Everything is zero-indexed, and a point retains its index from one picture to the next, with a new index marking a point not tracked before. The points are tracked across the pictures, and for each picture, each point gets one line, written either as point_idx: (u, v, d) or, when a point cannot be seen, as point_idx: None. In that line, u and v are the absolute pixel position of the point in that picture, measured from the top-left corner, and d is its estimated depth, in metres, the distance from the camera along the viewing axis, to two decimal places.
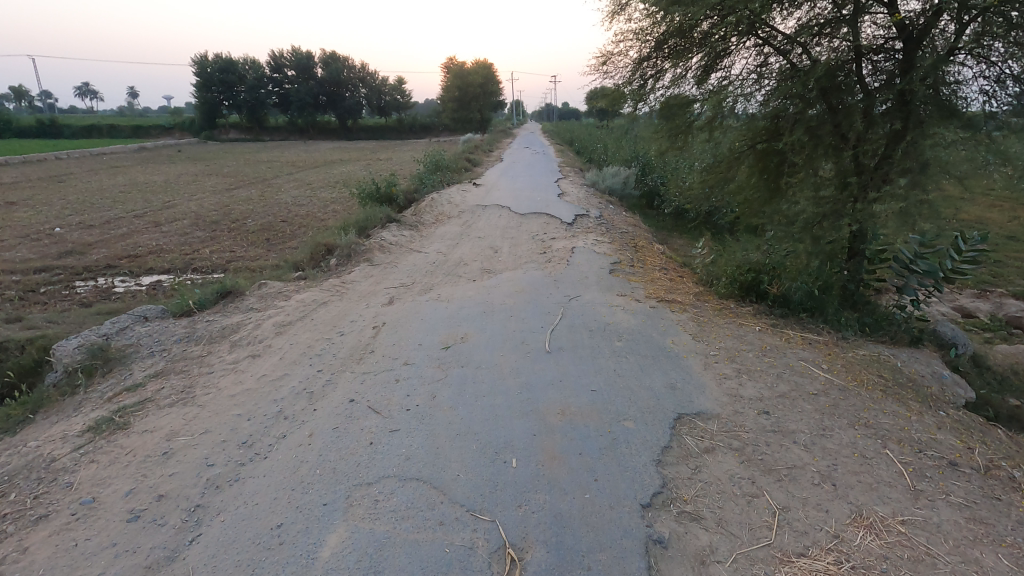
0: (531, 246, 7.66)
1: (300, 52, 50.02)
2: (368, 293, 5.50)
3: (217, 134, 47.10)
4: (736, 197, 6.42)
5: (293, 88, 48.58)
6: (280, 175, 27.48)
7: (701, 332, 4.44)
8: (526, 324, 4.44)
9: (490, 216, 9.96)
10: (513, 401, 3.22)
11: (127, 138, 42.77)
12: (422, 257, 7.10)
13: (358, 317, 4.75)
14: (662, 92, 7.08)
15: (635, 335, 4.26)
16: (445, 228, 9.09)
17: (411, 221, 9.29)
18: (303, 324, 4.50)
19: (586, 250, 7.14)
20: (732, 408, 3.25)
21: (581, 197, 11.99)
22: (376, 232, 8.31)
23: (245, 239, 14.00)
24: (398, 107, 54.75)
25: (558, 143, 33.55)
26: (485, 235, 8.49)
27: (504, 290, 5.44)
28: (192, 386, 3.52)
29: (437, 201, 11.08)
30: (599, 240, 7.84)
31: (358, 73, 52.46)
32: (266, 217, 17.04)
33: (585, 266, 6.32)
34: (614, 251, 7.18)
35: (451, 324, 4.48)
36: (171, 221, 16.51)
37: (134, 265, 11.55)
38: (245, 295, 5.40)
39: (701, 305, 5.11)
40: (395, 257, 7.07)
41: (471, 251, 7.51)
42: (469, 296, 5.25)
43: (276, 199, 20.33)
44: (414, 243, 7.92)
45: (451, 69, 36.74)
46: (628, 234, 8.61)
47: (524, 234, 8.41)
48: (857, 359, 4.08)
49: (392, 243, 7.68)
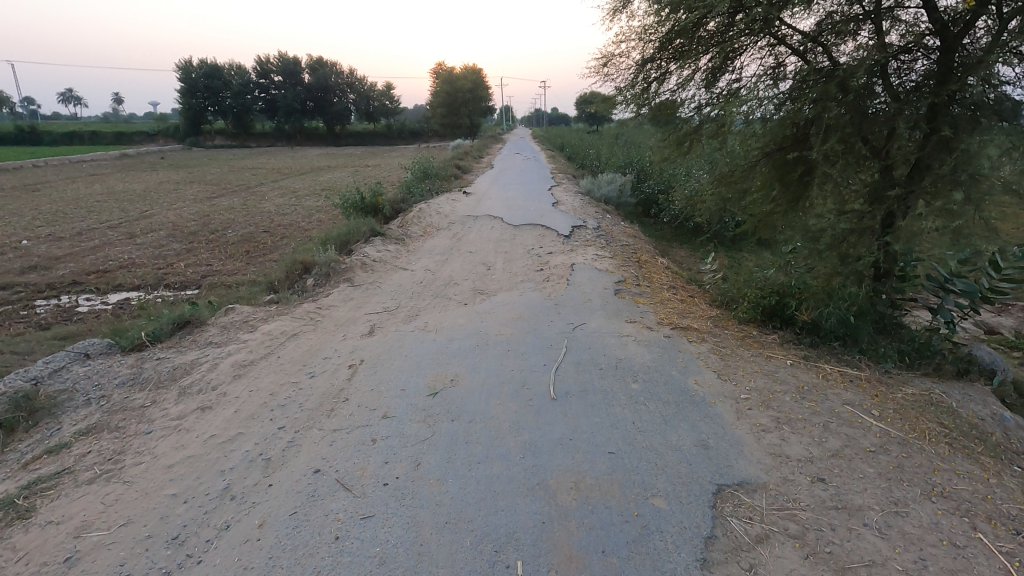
0: (526, 262, 7.09)
1: (287, 57, 49.30)
2: (346, 320, 4.91)
3: (202, 140, 46.21)
4: (751, 210, 5.89)
5: (279, 94, 47.82)
6: (264, 182, 26.79)
7: (727, 368, 3.87)
8: (526, 361, 3.85)
9: (482, 227, 9.39)
10: (515, 470, 2.64)
11: (110, 145, 41.77)
12: (408, 276, 6.50)
13: (332, 352, 4.15)
14: (667, 96, 6.55)
15: (652, 374, 3.69)
16: (434, 242, 8.51)
17: (397, 234, 8.70)
18: (267, 363, 3.89)
19: (586, 266, 6.59)
20: (780, 474, 2.68)
21: (576, 206, 11.46)
22: (359, 247, 7.71)
23: (224, 252, 13.31)
24: (388, 113, 54.54)
25: (550, 149, 33.05)
26: (477, 250, 7.92)
27: (500, 316, 4.85)
28: (122, 451, 2.90)
29: (426, 211, 10.50)
30: (599, 254, 7.29)
31: (346, 78, 51.83)
32: (248, 227, 16.35)
33: (586, 286, 5.75)
34: (617, 268, 6.63)
35: (440, 362, 3.89)
36: (148, 232, 15.81)
37: (102, 282, 10.84)
38: (206, 325, 4.78)
39: (721, 334, 4.55)
40: (378, 276, 6.48)
41: (462, 268, 6.93)
42: (460, 325, 4.65)
43: (259, 208, 19.64)
44: (399, 259, 7.33)
45: (440, 75, 36.26)
46: (628, 247, 8.07)
47: (518, 249, 7.84)
48: (908, 400, 3.53)
49: (376, 260, 7.08)
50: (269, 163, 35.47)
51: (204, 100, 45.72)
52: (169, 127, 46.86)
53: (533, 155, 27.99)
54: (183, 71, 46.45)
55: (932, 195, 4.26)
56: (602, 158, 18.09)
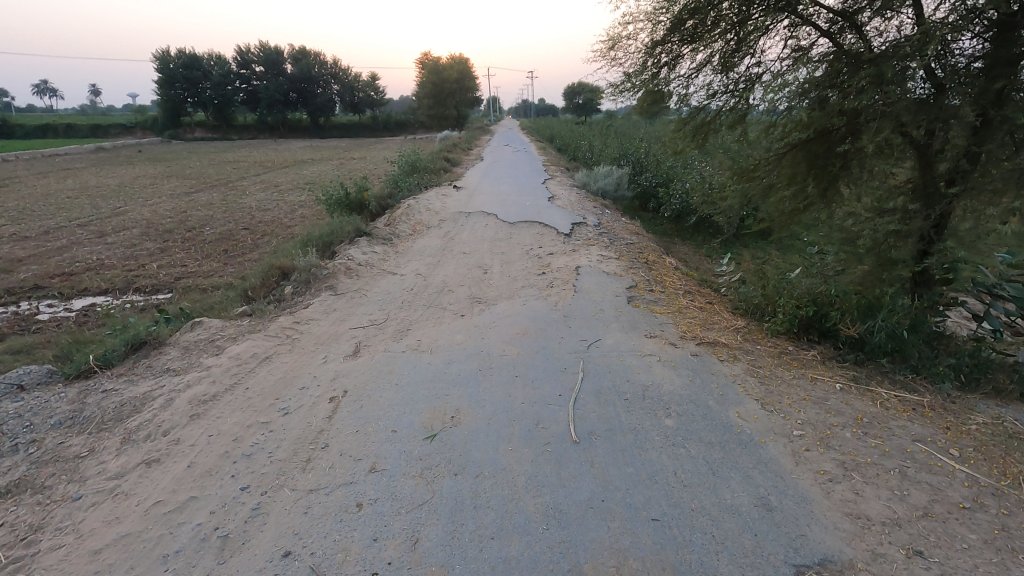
0: (525, 265, 6.52)
1: (269, 47, 47.93)
2: (328, 338, 4.31)
3: (181, 133, 44.83)
4: (773, 207, 5.37)
5: (261, 85, 46.50)
6: (245, 176, 25.88)
7: (770, 395, 3.35)
8: (539, 390, 3.30)
9: (476, 225, 8.80)
10: (539, 550, 2.09)
11: (85, 139, 40.32)
12: (397, 282, 5.91)
13: (310, 380, 3.56)
14: (678, 83, 6.01)
15: (687, 405, 3.16)
16: (424, 242, 7.92)
17: (384, 233, 8.10)
18: (232, 397, 3.28)
19: (593, 269, 6.05)
20: (865, 546, 2.16)
21: (574, 201, 10.90)
22: (344, 249, 7.09)
23: (200, 252, 12.58)
24: (373, 104, 53.62)
25: (539, 141, 32.38)
26: (471, 250, 7.33)
27: (503, 331, 4.29)
28: (40, 527, 2.31)
29: (415, 207, 9.87)
30: (604, 255, 6.75)
31: (329, 68, 50.58)
32: (227, 224, 15.57)
33: (596, 293, 5.20)
34: (625, 271, 6.11)
35: (437, 393, 3.32)
36: (120, 230, 14.98)
37: (67, 286, 10.08)
38: (165, 347, 4.15)
39: (754, 350, 4.03)
40: (365, 282, 5.88)
41: (456, 272, 6.36)
42: (458, 342, 4.08)
43: (239, 204, 18.83)
44: (387, 262, 6.74)
45: (426, 64, 35.32)
46: (633, 246, 7.56)
47: (516, 249, 7.27)
48: (985, 433, 3.03)
49: (362, 263, 6.48)
50: (251, 156, 34.46)
51: (183, 91, 44.26)
52: (148, 120, 45.42)
53: (523, 146, 27.30)
54: (160, 62, 44.87)
55: (992, 193, 3.76)
56: (595, 150, 17.52)
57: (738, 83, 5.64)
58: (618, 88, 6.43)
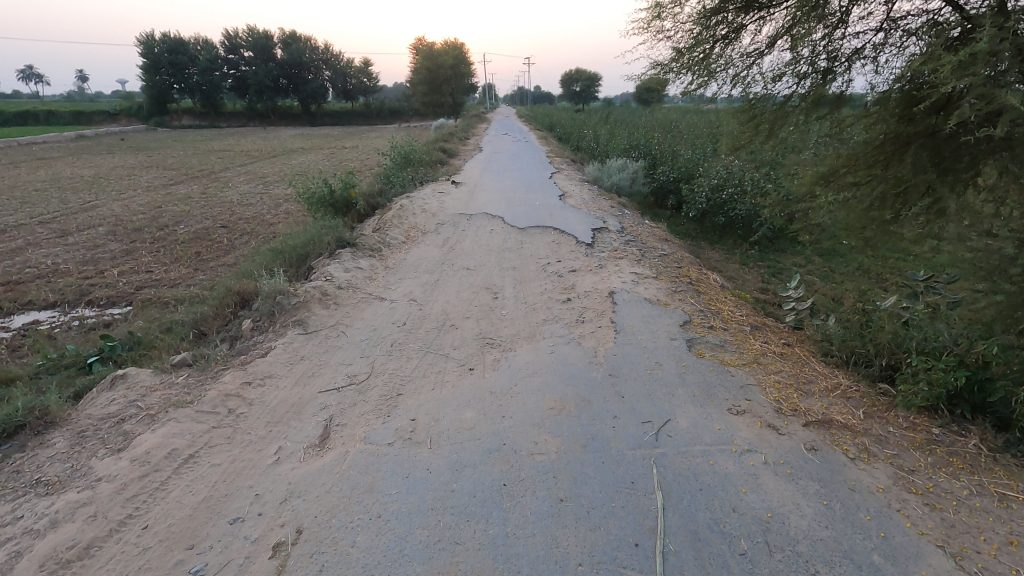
0: (543, 287, 5.33)
1: (256, 31, 45.98)
2: (286, 414, 3.11)
3: (166, 120, 43.08)
4: (869, 218, 4.18)
5: (249, 71, 44.62)
6: (229, 166, 24.40)
7: (956, 535, 2.17)
8: (602, 534, 2.12)
9: (479, 230, 7.58)
10: None
11: (65, 126, 38.53)
12: (386, 313, 4.69)
13: (247, 504, 2.34)
14: (739, 62, 4.74)
15: (842, 568, 1.99)
16: (419, 252, 6.71)
17: (373, 241, 6.87)
18: (115, 555, 2.08)
19: (631, 294, 4.84)
20: None
21: (587, 199, 9.68)
22: (322, 266, 5.85)
23: (169, 254, 11.29)
24: (365, 91, 51.83)
25: (539, 129, 31.05)
26: (476, 265, 6.12)
27: (529, 402, 3.08)
28: None
29: (408, 208, 8.62)
30: (638, 273, 5.58)
31: (320, 53, 48.72)
32: (203, 222, 14.24)
33: (644, 334, 3.98)
34: (672, 296, 4.92)
35: (442, 539, 2.10)
36: (85, 228, 13.65)
37: (9, 297, 8.79)
38: (51, 435, 2.94)
39: (886, 435, 2.86)
40: (346, 313, 4.68)
41: (459, 296, 5.16)
42: (468, 425, 2.87)
43: (220, 197, 17.49)
44: (374, 283, 5.54)
45: (421, 49, 33.63)
46: (668, 258, 6.39)
47: (529, 263, 6.07)
48: None
49: (343, 285, 5.28)
50: (237, 145, 32.90)
51: (169, 77, 42.37)
52: (132, 106, 43.59)
53: (522, 137, 25.94)
54: (145, 46, 42.90)
55: None
56: (602, 141, 16.24)
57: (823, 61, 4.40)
58: (659, 69, 5.16)
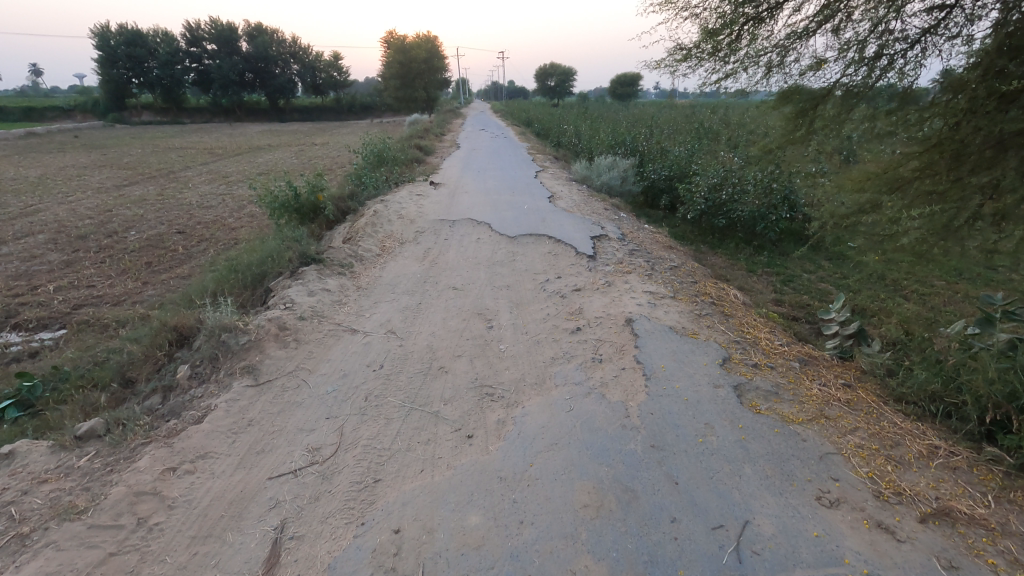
0: (544, 312, 4.56)
1: (219, 23, 43.96)
2: (219, 522, 2.27)
3: (124, 116, 40.89)
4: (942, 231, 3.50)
5: (212, 64, 42.65)
6: (189, 165, 22.93)
7: None
8: None
9: (464, 239, 6.78)
10: None
11: (13, 121, 36.17)
12: (359, 352, 3.87)
13: None
14: (779, 47, 4.04)
15: None
16: (397, 267, 5.88)
17: (343, 254, 6.01)
18: None
19: (654, 322, 4.10)
20: None
21: (579, 201, 8.93)
22: (282, 288, 4.97)
23: (116, 265, 10.16)
24: (335, 85, 50.11)
25: (517, 125, 30.23)
26: (463, 283, 5.32)
27: (554, 496, 2.30)
28: None
29: (383, 214, 7.73)
30: (652, 291, 4.86)
31: (287, 46, 46.90)
32: (157, 227, 13.05)
33: (682, 381, 3.23)
34: (699, 323, 4.19)
35: None
36: (23, 236, 12.33)
37: None
38: None
39: None
40: (310, 353, 3.83)
41: (447, 324, 4.37)
42: (476, 541, 2.07)
43: (178, 199, 16.24)
44: (345, 308, 4.70)
45: (391, 43, 32.41)
46: (679, 270, 5.70)
47: (525, 281, 5.29)
48: None
49: (306, 313, 4.42)
50: (201, 142, 31.26)
51: (126, 70, 40.11)
52: (87, 102, 41.28)
53: (500, 133, 25.09)
54: (100, 38, 40.55)
55: None
56: (586, 136, 15.50)
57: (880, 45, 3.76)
58: (682, 55, 4.42)
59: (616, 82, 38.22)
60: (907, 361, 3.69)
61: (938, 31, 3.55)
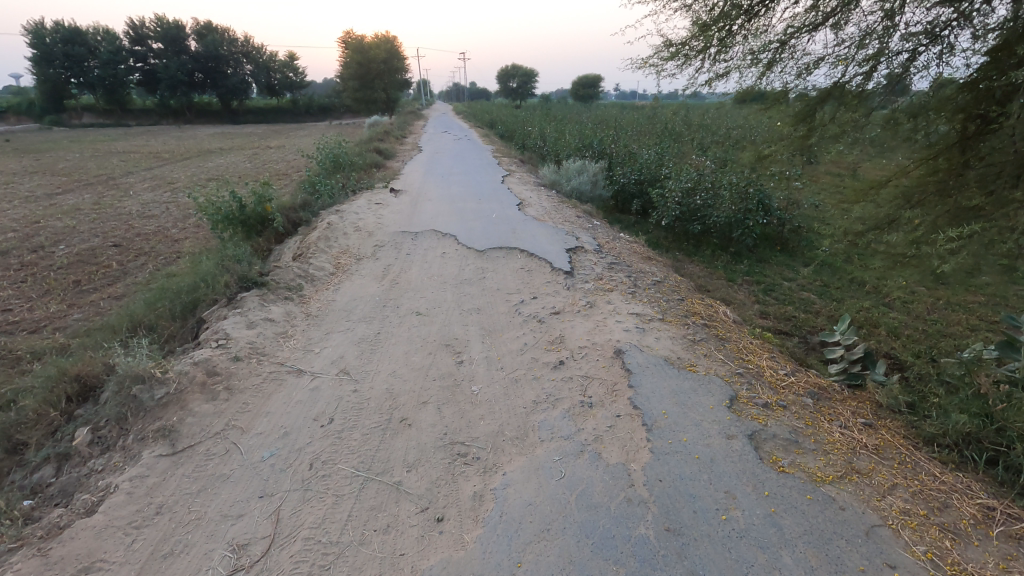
0: (521, 340, 4.04)
1: (166, 21, 41.81)
2: None
3: (62, 118, 38.45)
4: None
5: (158, 64, 40.52)
6: (131, 171, 21.46)
7: None
8: None
9: (428, 253, 6.20)
10: None
11: None
12: (304, 401, 3.26)
13: None
14: (778, 42, 3.66)
15: None
16: (353, 288, 5.25)
17: (291, 275, 5.35)
18: None
19: (647, 353, 3.61)
20: None
21: (549, 208, 8.45)
22: (217, 319, 4.30)
23: (40, 285, 9.13)
24: (291, 86, 48.38)
25: (481, 126, 29.61)
26: (428, 307, 4.74)
27: None
28: None
29: (338, 226, 7.06)
30: (640, 313, 4.39)
31: (240, 46, 45.01)
32: (91, 240, 11.94)
33: (689, 432, 2.75)
34: (695, 352, 3.74)
35: None
36: None
37: None
38: None
39: None
40: (244, 405, 3.20)
41: (409, 360, 3.79)
42: None
43: (117, 208, 15.02)
44: (290, 343, 4.06)
45: (348, 43, 31.28)
46: (663, 286, 5.26)
47: (497, 303, 4.75)
48: None
49: (242, 351, 3.76)
50: (147, 146, 29.50)
51: (63, 70, 37.63)
52: (20, 103, 38.60)
53: (465, 135, 24.44)
54: (34, 35, 37.98)
55: None
56: (551, 138, 15.05)
57: (899, 35, 3.40)
58: (670, 52, 3.98)
59: (578, 84, 38.13)
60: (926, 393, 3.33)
61: (969, 16, 3.20)
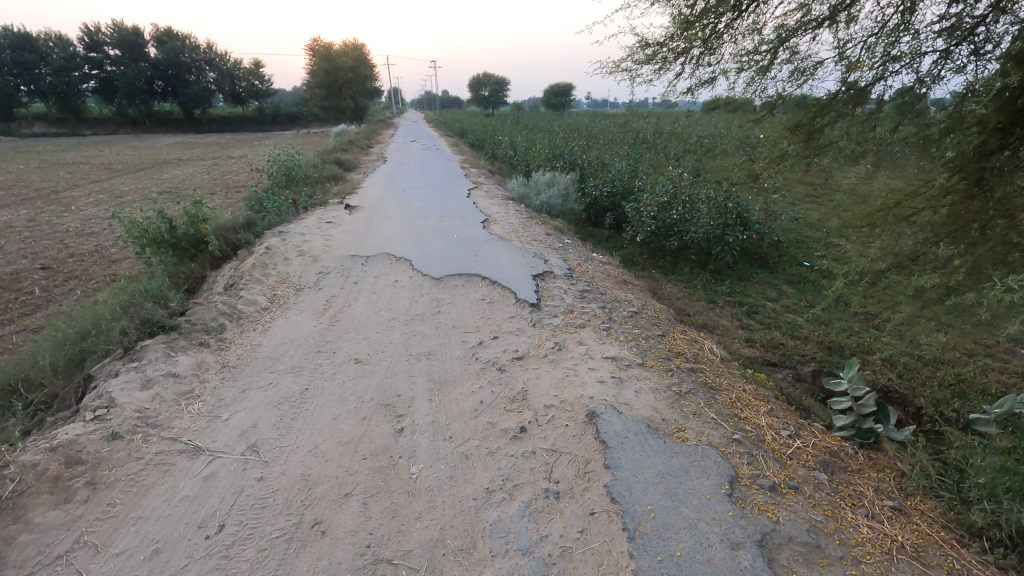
0: (475, 397, 3.37)
1: (123, 27, 40.14)
2: None
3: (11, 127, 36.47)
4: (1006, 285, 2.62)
5: (114, 71, 38.82)
6: (78, 184, 20.14)
7: None
8: None
9: (378, 282, 5.50)
10: None
11: None
12: (190, 497, 2.53)
13: None
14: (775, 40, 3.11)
15: None
16: (285, 328, 4.51)
17: (213, 313, 4.58)
18: None
19: (627, 417, 2.97)
20: None
21: (517, 225, 7.83)
22: (106, 376, 3.52)
23: None
24: (257, 95, 47.02)
25: (451, 135, 28.96)
26: (370, 352, 4.04)
27: None
28: None
29: (279, 250, 6.28)
30: (616, 358, 3.75)
31: (202, 53, 43.56)
32: (18, 262, 10.85)
33: (685, 543, 2.12)
34: (684, 411, 3.11)
35: None
36: None
37: None
38: None
39: None
40: (108, 509, 2.46)
41: (335, 429, 3.08)
42: None
43: (55, 225, 13.86)
44: (191, 407, 3.30)
45: (314, 50, 30.31)
46: (642, 319, 4.64)
47: (451, 345, 4.08)
48: None
49: (125, 424, 3.01)
50: (100, 157, 28.00)
51: (12, 77, 35.71)
52: None
53: (435, 144, 23.73)
54: None
55: None
56: (522, 148, 14.48)
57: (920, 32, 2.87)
58: (649, 52, 3.39)
59: (549, 93, 37.92)
60: (957, 458, 2.77)
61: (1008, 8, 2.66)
